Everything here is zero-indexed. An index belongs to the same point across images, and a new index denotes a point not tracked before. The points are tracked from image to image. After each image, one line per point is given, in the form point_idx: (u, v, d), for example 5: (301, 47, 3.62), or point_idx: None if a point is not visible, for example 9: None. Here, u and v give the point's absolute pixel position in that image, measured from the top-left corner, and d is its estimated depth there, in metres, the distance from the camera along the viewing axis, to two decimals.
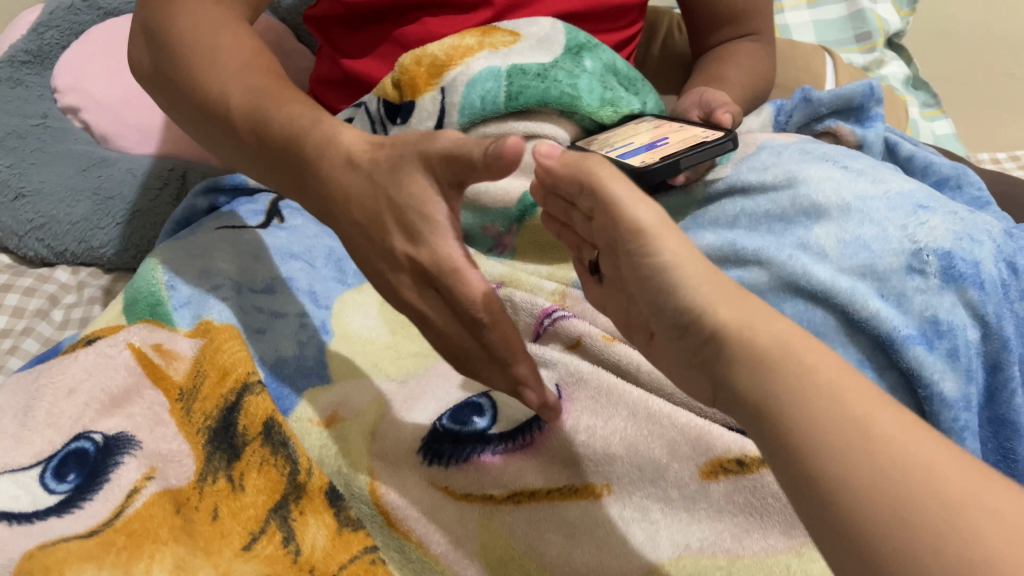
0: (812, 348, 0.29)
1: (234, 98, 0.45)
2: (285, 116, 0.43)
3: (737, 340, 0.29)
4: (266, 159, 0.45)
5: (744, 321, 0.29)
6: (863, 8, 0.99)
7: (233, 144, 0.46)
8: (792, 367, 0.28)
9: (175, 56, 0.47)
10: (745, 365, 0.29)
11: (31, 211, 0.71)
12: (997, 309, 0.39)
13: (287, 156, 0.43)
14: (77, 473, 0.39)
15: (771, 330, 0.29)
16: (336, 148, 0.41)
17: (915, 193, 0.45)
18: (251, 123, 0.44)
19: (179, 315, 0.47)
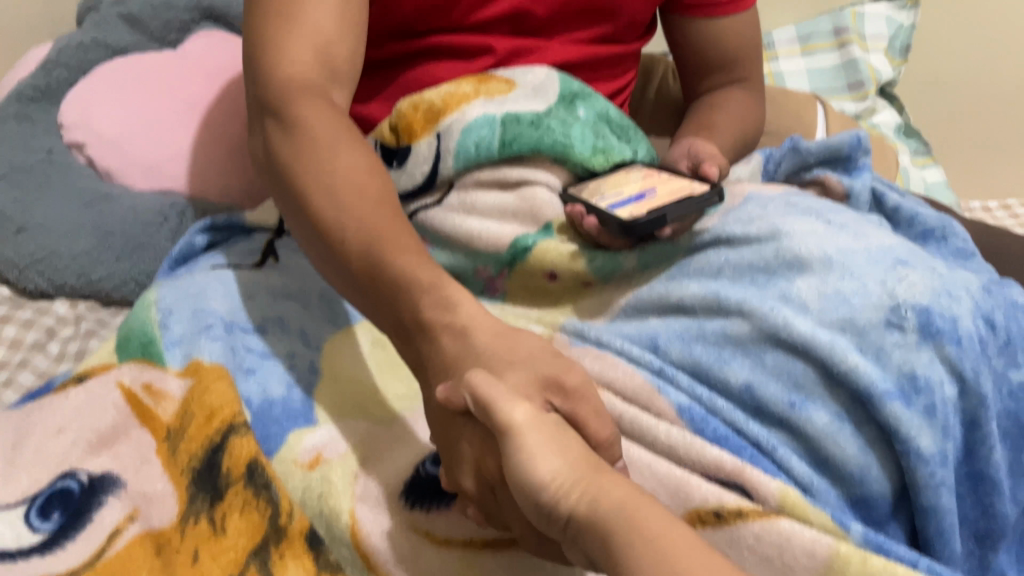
0: (653, 507, 0.31)
1: (351, 236, 0.41)
2: (402, 266, 0.40)
3: (590, 514, 0.30)
4: (376, 301, 0.41)
5: (589, 485, 0.31)
6: (856, 59, 1.01)
7: (345, 281, 0.42)
8: (627, 533, 0.29)
9: (303, 180, 0.43)
10: (592, 534, 0.30)
11: (33, 244, 0.72)
12: (974, 365, 0.40)
13: (398, 309, 0.40)
14: (62, 512, 0.39)
15: (614, 494, 0.31)
16: (457, 315, 0.38)
17: (896, 249, 0.46)
18: (362, 263, 0.41)
19: (171, 354, 0.47)
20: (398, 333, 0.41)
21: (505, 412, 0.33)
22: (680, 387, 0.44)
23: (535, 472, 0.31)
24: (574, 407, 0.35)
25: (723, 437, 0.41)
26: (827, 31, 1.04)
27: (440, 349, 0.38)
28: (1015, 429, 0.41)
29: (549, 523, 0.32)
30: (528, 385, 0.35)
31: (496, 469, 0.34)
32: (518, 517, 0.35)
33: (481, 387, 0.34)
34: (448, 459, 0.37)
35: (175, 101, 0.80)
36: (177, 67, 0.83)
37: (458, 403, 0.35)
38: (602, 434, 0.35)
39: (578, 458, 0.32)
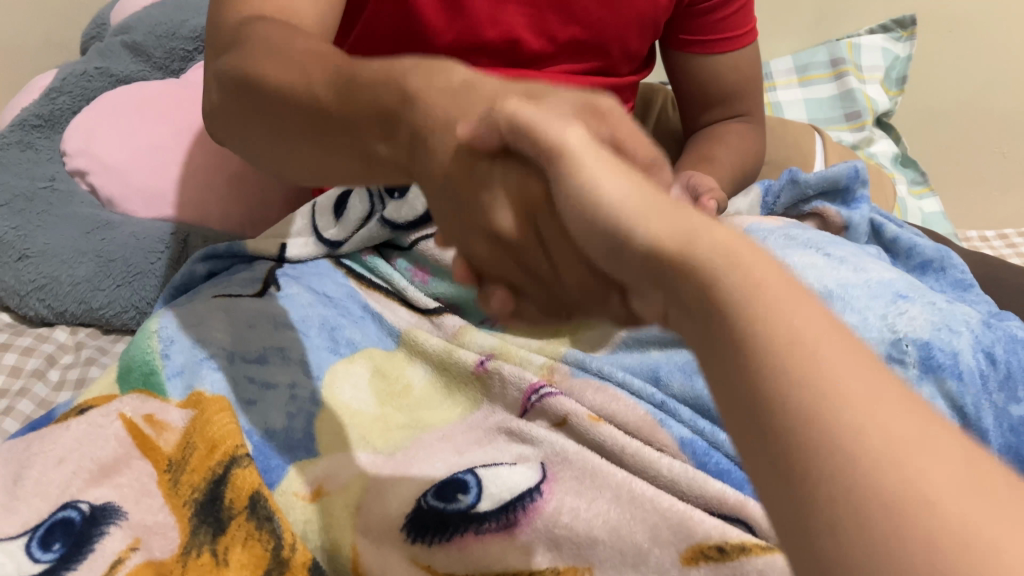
0: (767, 263, 0.23)
1: (315, 74, 0.33)
2: (375, 66, 0.32)
3: (686, 256, 0.23)
4: (348, 124, 0.31)
5: (681, 222, 0.24)
6: (852, 89, 1.04)
7: (316, 131, 0.32)
8: (727, 274, 0.22)
9: (248, 63, 0.35)
10: (691, 286, 0.22)
11: (34, 271, 0.72)
12: (975, 400, 0.40)
13: (376, 96, 0.30)
14: (63, 543, 0.39)
15: (714, 237, 0.23)
16: (452, 75, 0.30)
17: (896, 282, 0.46)
18: (332, 86, 0.32)
19: (172, 384, 0.48)
20: (381, 128, 0.31)
21: (555, 135, 0.26)
22: (683, 419, 0.45)
23: (603, 193, 0.25)
24: (611, 126, 0.28)
25: (726, 471, 0.42)
26: (824, 62, 1.06)
27: (435, 106, 0.29)
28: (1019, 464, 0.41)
29: (621, 262, 0.25)
30: (567, 105, 0.28)
31: (542, 188, 0.27)
32: (569, 255, 0.28)
33: (517, 110, 0.27)
34: (463, 216, 0.30)
35: (178, 128, 0.80)
36: (179, 95, 0.83)
37: (489, 139, 0.28)
38: (641, 154, 0.28)
39: (647, 185, 0.25)
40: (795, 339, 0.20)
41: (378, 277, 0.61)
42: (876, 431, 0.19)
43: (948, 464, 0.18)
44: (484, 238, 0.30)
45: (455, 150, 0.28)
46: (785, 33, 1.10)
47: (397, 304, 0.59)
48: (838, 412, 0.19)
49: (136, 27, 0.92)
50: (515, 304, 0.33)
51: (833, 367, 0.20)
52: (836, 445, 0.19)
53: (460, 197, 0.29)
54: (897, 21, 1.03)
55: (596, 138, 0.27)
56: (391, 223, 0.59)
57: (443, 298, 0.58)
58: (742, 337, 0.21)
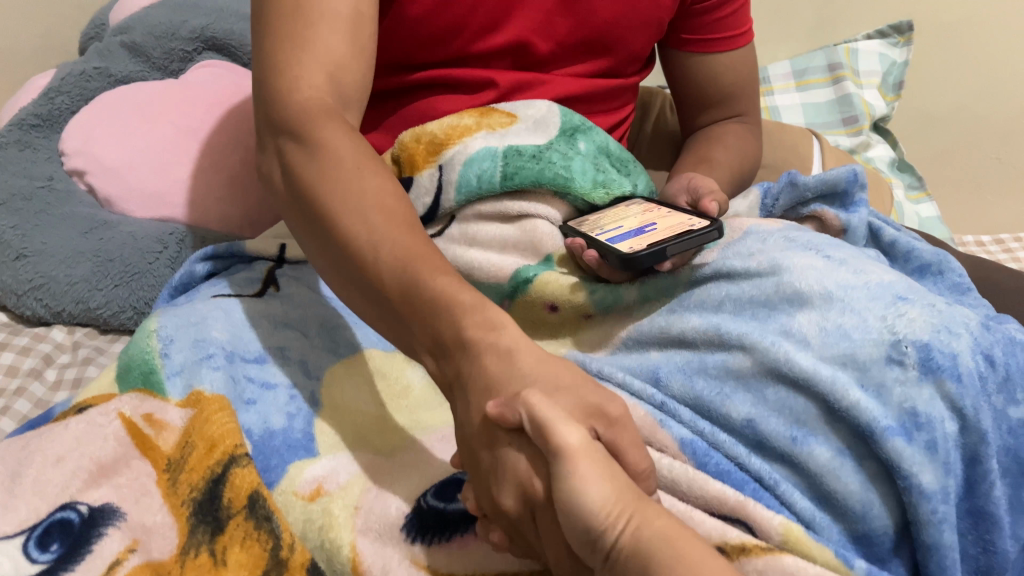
0: (694, 541, 0.27)
1: (386, 260, 0.38)
2: (441, 286, 0.36)
3: (635, 544, 0.27)
4: (408, 328, 0.37)
5: (633, 509, 0.28)
6: (850, 93, 1.04)
7: (379, 310, 0.39)
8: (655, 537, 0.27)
9: (326, 195, 0.40)
10: (632, 564, 0.27)
11: (32, 270, 0.72)
12: (974, 402, 0.40)
13: (438, 328, 0.36)
14: (61, 543, 0.39)
15: (656, 525, 0.27)
16: (501, 339, 0.34)
17: (895, 284, 0.46)
18: (399, 285, 0.37)
19: (171, 384, 0.47)
20: (435, 354, 0.37)
21: (562, 437, 0.29)
22: (683, 421, 0.45)
23: (585, 492, 0.28)
24: (613, 438, 0.31)
25: (726, 472, 0.42)
26: (821, 67, 1.07)
27: (488, 369, 0.33)
28: (1016, 465, 0.42)
29: (591, 549, 0.29)
30: (577, 411, 0.31)
31: (542, 488, 0.30)
32: (555, 544, 0.31)
33: (538, 407, 0.30)
34: (478, 478, 0.34)
35: (177, 128, 0.80)
36: (179, 96, 0.83)
37: (511, 419, 0.31)
38: (639, 465, 0.31)
39: (627, 488, 0.29)
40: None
41: None
42: None
43: None
44: (493, 504, 0.33)
45: (484, 418, 0.33)
46: (783, 37, 1.10)
47: None
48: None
49: (136, 26, 0.91)
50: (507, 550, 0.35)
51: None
52: None
53: (491, 472, 0.32)
54: (894, 27, 1.04)
55: (595, 441, 0.30)
56: None
57: None
58: None
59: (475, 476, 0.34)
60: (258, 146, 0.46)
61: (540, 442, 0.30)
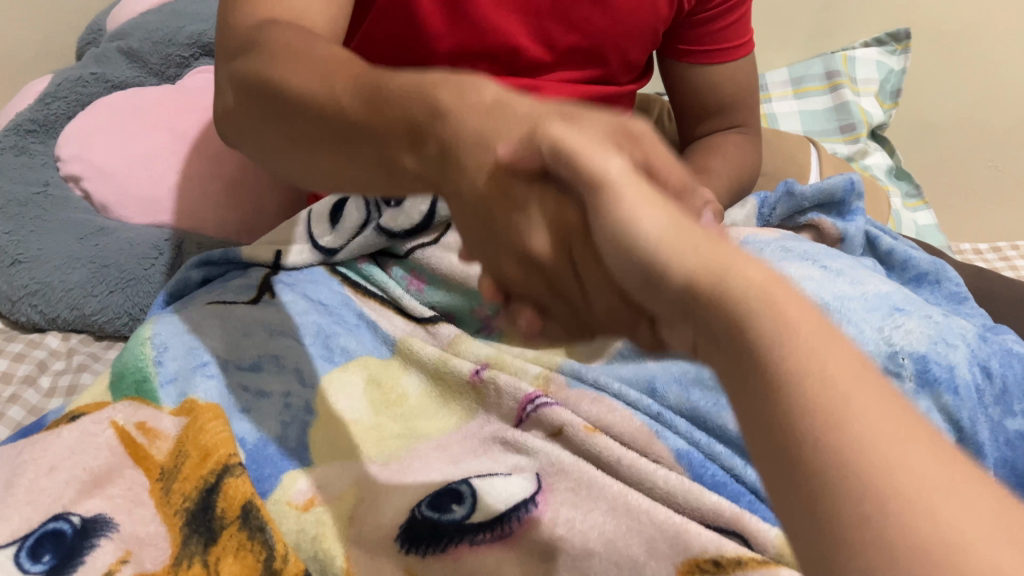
0: (796, 299, 0.23)
1: (340, 83, 0.31)
2: (405, 78, 0.29)
3: (715, 291, 0.23)
4: (376, 133, 0.29)
5: (710, 262, 0.24)
6: (847, 101, 1.05)
7: (341, 146, 0.31)
8: (763, 318, 0.22)
9: (265, 70, 0.34)
10: (720, 319, 0.23)
11: (27, 277, 0.71)
12: (971, 414, 0.40)
13: (409, 110, 0.28)
14: (53, 555, 0.38)
15: (743, 274, 0.23)
16: (483, 92, 0.27)
17: (892, 295, 0.46)
18: (362, 98, 0.30)
19: (165, 392, 0.47)
20: (412, 146, 0.29)
21: (597, 165, 0.25)
22: (679, 431, 0.45)
23: (639, 226, 0.25)
24: (645, 152, 0.26)
25: (722, 483, 0.42)
26: (819, 75, 1.07)
27: (466, 122, 0.27)
28: (1014, 477, 0.41)
29: (650, 290, 0.26)
30: (605, 129, 0.26)
31: (579, 219, 0.27)
32: (603, 284, 0.28)
33: (561, 136, 0.25)
34: (491, 239, 0.29)
35: (173, 134, 0.80)
36: (176, 101, 0.83)
37: (529, 162, 0.26)
38: (677, 182, 0.27)
39: (685, 220, 0.25)
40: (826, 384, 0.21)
41: (374, 284, 0.61)
42: (887, 474, 0.19)
43: (970, 510, 0.19)
44: (519, 264, 0.29)
45: (491, 169, 0.27)
46: (781, 44, 1.10)
47: (393, 312, 0.59)
48: (862, 447, 0.20)
49: (132, 32, 0.91)
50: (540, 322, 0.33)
51: (876, 419, 0.20)
52: (851, 475, 0.19)
53: (508, 221, 0.28)
54: (892, 35, 1.04)
55: (638, 164, 0.26)
56: (388, 231, 0.60)
57: (437, 306, 0.58)
58: (762, 366, 0.22)
59: (486, 243, 0.29)
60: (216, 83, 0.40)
61: (575, 182, 0.26)
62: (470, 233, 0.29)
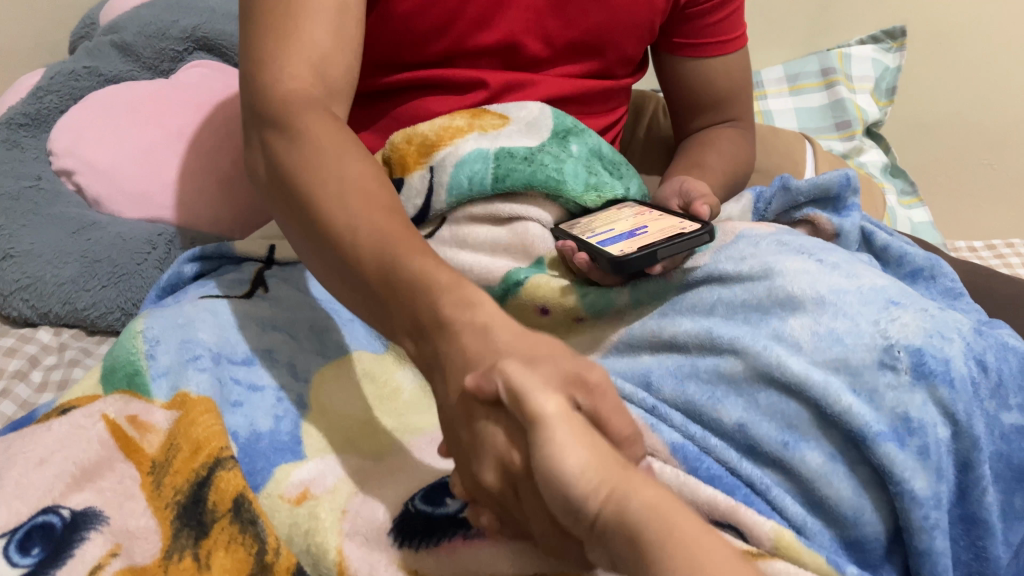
0: (690, 517, 0.25)
1: (365, 237, 0.37)
2: (418, 266, 0.36)
3: (620, 517, 0.25)
4: (388, 309, 0.36)
5: (619, 485, 0.25)
6: (843, 98, 1.04)
7: (360, 294, 0.38)
8: (650, 528, 0.24)
9: (312, 183, 0.40)
10: (622, 537, 0.25)
11: (18, 271, 0.71)
12: (966, 407, 0.40)
13: (416, 307, 0.35)
14: (42, 548, 0.38)
15: (644, 495, 0.25)
16: (475, 314, 0.33)
17: (887, 289, 0.46)
18: (377, 266, 0.37)
19: (157, 386, 0.47)
20: (413, 336, 0.35)
21: (537, 403, 0.27)
22: (674, 425, 0.45)
23: (564, 464, 0.26)
24: (592, 402, 0.29)
25: (717, 477, 0.42)
26: (814, 72, 1.07)
27: (459, 344, 0.32)
28: (1008, 471, 0.41)
29: (577, 520, 0.26)
30: (555, 377, 0.29)
31: (521, 459, 0.29)
32: (540, 515, 0.29)
33: (513, 375, 0.29)
34: (461, 454, 0.32)
35: (165, 128, 0.79)
36: (169, 95, 0.83)
37: (488, 392, 0.29)
38: (623, 431, 0.29)
39: (609, 452, 0.27)
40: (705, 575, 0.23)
41: None
42: None
43: None
44: (474, 481, 0.32)
45: (462, 393, 0.31)
46: (777, 41, 1.10)
47: None
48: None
49: (126, 26, 0.91)
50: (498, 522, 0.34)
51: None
52: None
53: (472, 441, 0.31)
54: (887, 33, 1.04)
55: (575, 408, 0.28)
56: None
57: None
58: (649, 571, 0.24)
59: (456, 452, 0.32)
60: (246, 142, 0.46)
61: (515, 410, 0.28)
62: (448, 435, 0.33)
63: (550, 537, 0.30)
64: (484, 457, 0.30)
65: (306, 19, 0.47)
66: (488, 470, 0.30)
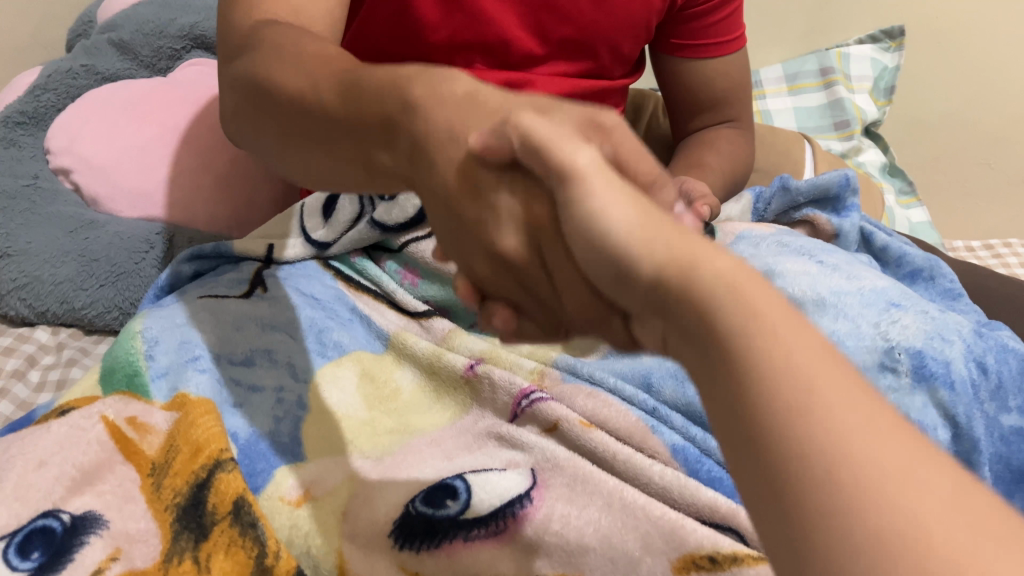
0: (770, 294, 0.22)
1: (325, 85, 0.33)
2: (388, 72, 0.31)
3: (685, 287, 0.22)
4: (357, 128, 0.31)
5: (678, 249, 0.23)
6: (842, 98, 1.05)
7: (325, 137, 0.32)
8: (734, 311, 0.21)
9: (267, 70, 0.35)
10: (694, 318, 0.22)
11: (16, 270, 0.71)
12: (967, 409, 0.40)
13: (384, 104, 0.29)
14: (42, 551, 0.38)
15: (715, 265, 0.22)
16: (455, 84, 0.28)
17: (888, 290, 0.46)
18: (342, 93, 0.32)
19: (156, 387, 0.47)
20: (387, 146, 0.30)
21: (565, 155, 0.24)
22: (675, 427, 0.45)
23: (608, 220, 0.23)
24: (613, 140, 0.26)
25: (717, 479, 0.43)
26: (813, 71, 1.07)
27: (438, 117, 0.27)
28: (1008, 474, 0.41)
29: (623, 286, 0.24)
30: (570, 122, 0.26)
31: (547, 212, 0.25)
32: (575, 284, 0.26)
33: (531, 125, 0.25)
34: (456, 240, 0.28)
35: (163, 126, 0.79)
36: (166, 94, 0.82)
37: (501, 148, 0.25)
38: (649, 172, 0.26)
39: (652, 206, 0.24)
40: (795, 373, 0.20)
41: (366, 278, 0.60)
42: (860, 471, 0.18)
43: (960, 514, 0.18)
44: (484, 256, 0.27)
45: (459, 161, 0.26)
46: (775, 41, 1.10)
47: (385, 307, 0.58)
48: (853, 463, 0.18)
49: (123, 24, 0.90)
50: (518, 322, 0.30)
51: (842, 415, 0.19)
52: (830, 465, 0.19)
53: (484, 210, 0.27)
54: (886, 33, 1.04)
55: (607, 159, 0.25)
56: (381, 224, 0.58)
57: (433, 299, 0.58)
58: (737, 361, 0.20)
59: (451, 233, 0.28)
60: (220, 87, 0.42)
61: (558, 191, 0.24)
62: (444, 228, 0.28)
63: (587, 305, 0.26)
64: (495, 227, 0.27)
65: None
66: (506, 239, 0.27)
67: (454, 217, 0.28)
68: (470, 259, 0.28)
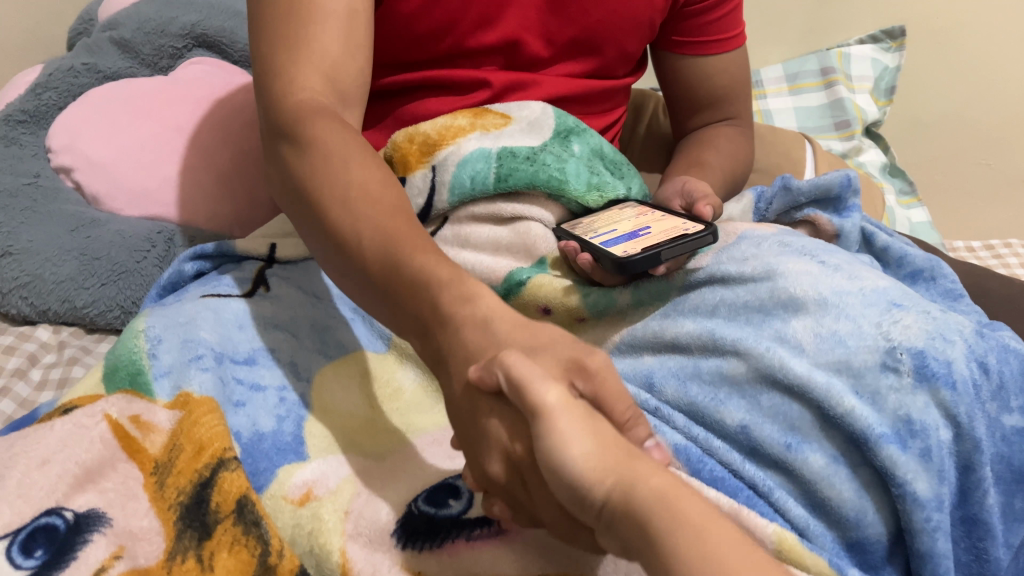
0: (695, 502, 0.27)
1: (368, 238, 0.39)
2: (421, 263, 0.37)
3: (625, 502, 0.27)
4: (393, 301, 0.38)
5: (622, 472, 0.27)
6: (842, 98, 1.05)
7: (364, 291, 0.40)
8: (651, 500, 0.26)
9: (318, 187, 0.41)
10: (628, 523, 0.27)
11: (17, 268, 0.71)
12: (969, 409, 0.40)
13: (420, 309, 0.37)
14: (46, 549, 0.38)
15: (651, 484, 0.27)
16: (476, 308, 0.35)
17: (889, 290, 0.46)
18: (380, 261, 0.38)
19: (160, 385, 0.47)
20: (419, 331, 0.37)
21: (539, 394, 0.29)
22: (676, 426, 0.46)
23: (568, 455, 0.28)
24: (594, 387, 0.31)
25: (720, 478, 0.42)
26: (814, 71, 1.07)
27: (465, 341, 0.34)
28: (1008, 474, 0.42)
29: (583, 509, 0.28)
30: (556, 365, 0.31)
31: (526, 451, 0.31)
32: (549, 505, 0.31)
33: (513, 366, 0.30)
34: (469, 449, 0.33)
35: (165, 124, 0.79)
36: (167, 92, 0.82)
37: (490, 383, 0.32)
38: (625, 413, 0.31)
39: (612, 440, 0.28)
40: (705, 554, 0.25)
41: None
42: None
43: None
44: (481, 472, 0.33)
45: (467, 386, 0.33)
46: (776, 40, 1.10)
47: None
48: None
49: (125, 22, 0.90)
50: (514, 513, 0.34)
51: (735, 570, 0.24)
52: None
53: (482, 438, 0.32)
54: (886, 33, 1.04)
55: (576, 400, 0.29)
56: None
57: None
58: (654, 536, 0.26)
59: (462, 438, 0.34)
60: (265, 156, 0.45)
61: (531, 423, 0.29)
62: (455, 431, 0.34)
63: (562, 519, 0.31)
64: (489, 448, 0.32)
65: (311, 15, 0.47)
66: (495, 459, 0.32)
67: (462, 427, 0.34)
68: (472, 468, 0.34)
